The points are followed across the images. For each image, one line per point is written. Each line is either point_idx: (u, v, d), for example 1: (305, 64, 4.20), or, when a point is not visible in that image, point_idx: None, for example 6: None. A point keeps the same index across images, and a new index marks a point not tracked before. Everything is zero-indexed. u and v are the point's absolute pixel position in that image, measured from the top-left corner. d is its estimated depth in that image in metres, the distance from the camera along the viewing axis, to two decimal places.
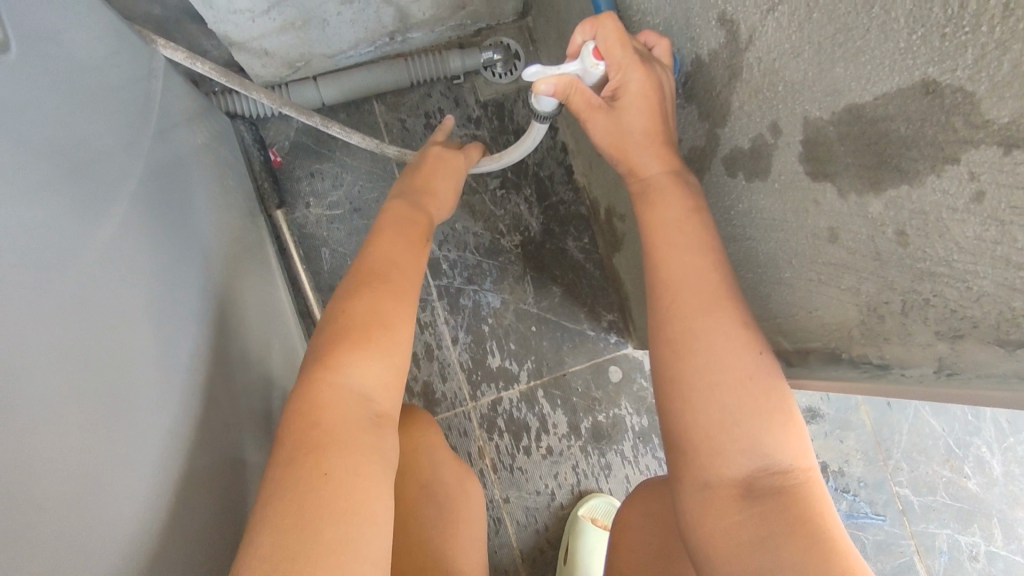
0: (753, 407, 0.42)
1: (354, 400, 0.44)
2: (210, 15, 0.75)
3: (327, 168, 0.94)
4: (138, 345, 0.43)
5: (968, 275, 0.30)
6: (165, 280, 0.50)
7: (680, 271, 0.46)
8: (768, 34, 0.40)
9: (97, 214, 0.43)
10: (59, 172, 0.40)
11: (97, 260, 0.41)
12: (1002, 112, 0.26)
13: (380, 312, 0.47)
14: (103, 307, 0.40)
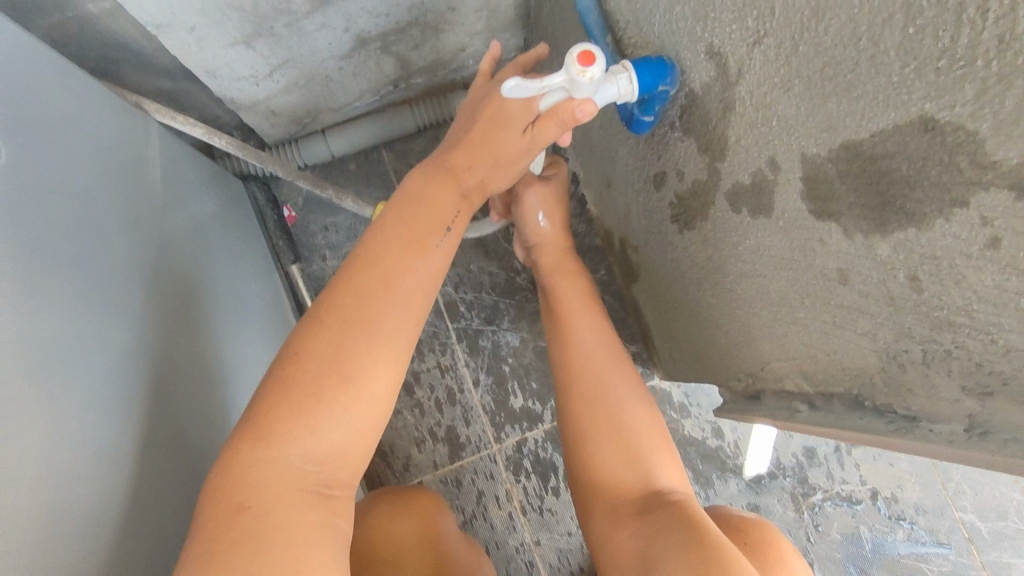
0: (632, 434, 0.54)
1: (317, 451, 0.43)
2: (214, 84, 0.76)
3: (340, 220, 0.95)
4: (99, 434, 0.43)
5: (991, 326, 0.27)
6: (135, 356, 0.49)
7: (580, 333, 0.60)
8: (757, 68, 0.37)
9: (73, 305, 0.43)
10: (33, 269, 0.41)
11: (24, 340, 0.38)
12: (1010, 152, 0.23)
13: (360, 353, 0.45)
14: (61, 402, 0.40)
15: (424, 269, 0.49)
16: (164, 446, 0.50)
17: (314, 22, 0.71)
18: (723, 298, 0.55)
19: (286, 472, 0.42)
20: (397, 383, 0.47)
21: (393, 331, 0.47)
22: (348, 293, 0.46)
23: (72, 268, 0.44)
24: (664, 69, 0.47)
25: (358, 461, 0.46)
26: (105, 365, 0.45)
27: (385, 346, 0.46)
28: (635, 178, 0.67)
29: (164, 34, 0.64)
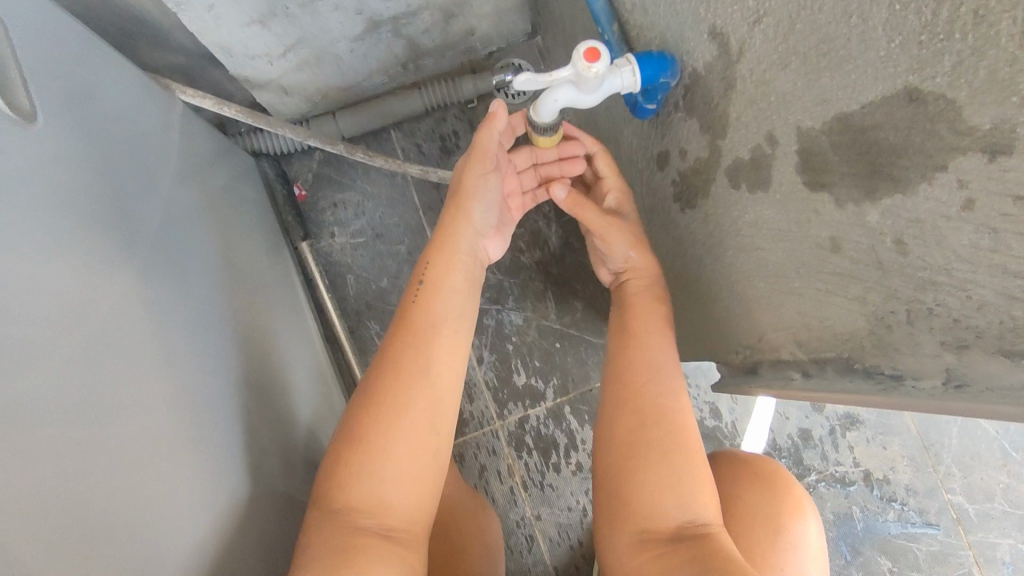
0: (683, 453, 0.52)
1: (368, 501, 0.46)
2: (230, 62, 0.78)
3: (349, 198, 0.97)
4: (161, 386, 0.45)
5: (968, 284, 0.29)
6: (169, 314, 0.50)
7: (639, 349, 0.59)
8: (756, 46, 0.39)
9: (116, 263, 0.45)
10: (83, 224, 0.43)
11: (79, 284, 0.40)
12: (983, 119, 0.25)
13: (383, 424, 0.48)
14: (127, 350, 0.43)
15: (429, 340, 0.54)
16: (215, 409, 0.52)
17: (328, 3, 0.73)
18: (723, 275, 0.57)
19: (340, 520, 0.45)
20: (439, 445, 0.50)
21: (418, 401, 0.50)
22: (376, 372, 0.52)
23: (106, 225, 0.46)
24: (665, 64, 0.50)
25: (416, 505, 0.48)
26: (150, 322, 0.47)
27: (408, 417, 0.49)
28: (639, 158, 0.69)
29: (183, 12, 0.66)
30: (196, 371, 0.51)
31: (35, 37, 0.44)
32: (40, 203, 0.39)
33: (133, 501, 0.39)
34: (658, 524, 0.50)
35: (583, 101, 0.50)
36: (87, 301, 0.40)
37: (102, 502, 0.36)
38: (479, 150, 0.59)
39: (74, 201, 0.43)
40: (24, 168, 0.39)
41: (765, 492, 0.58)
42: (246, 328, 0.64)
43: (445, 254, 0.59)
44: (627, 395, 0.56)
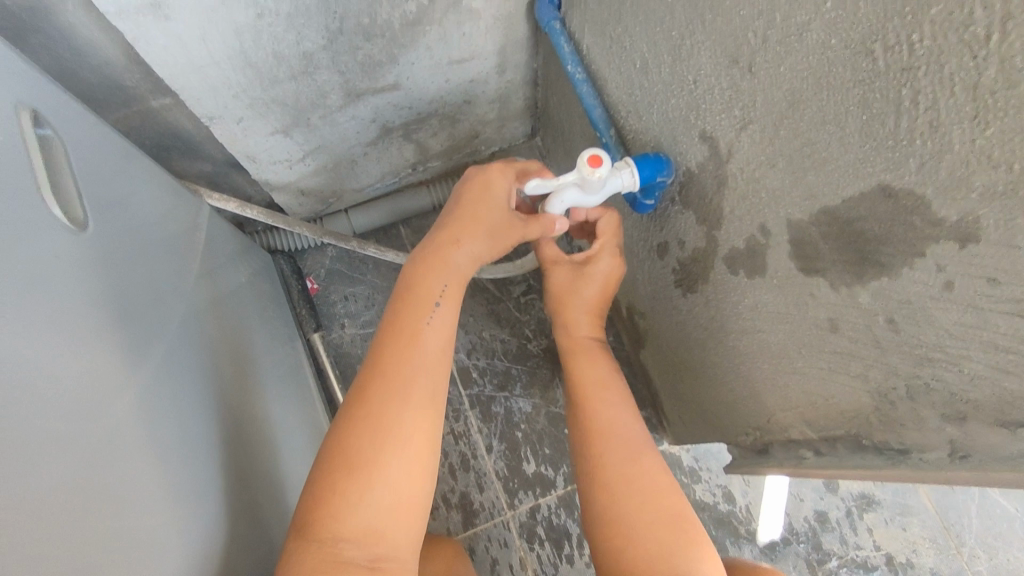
0: (664, 524, 0.50)
1: (351, 530, 0.42)
2: (252, 168, 0.83)
3: (360, 291, 1.00)
4: (180, 475, 0.46)
5: (961, 358, 0.31)
6: (192, 405, 0.52)
7: (603, 423, 0.58)
8: (744, 149, 0.44)
9: (146, 355, 0.47)
10: (121, 320, 0.45)
11: (114, 373, 0.42)
12: (952, 211, 0.28)
13: (371, 443, 0.44)
14: (151, 438, 0.44)
15: (420, 355, 0.49)
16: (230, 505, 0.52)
17: (347, 114, 0.80)
18: (728, 357, 0.59)
19: (321, 552, 0.41)
20: (427, 465, 0.46)
21: (408, 416, 0.46)
22: (361, 384, 0.48)
23: (140, 320, 0.48)
24: (662, 165, 0.54)
25: (403, 537, 0.44)
26: (172, 418, 0.48)
27: (397, 436, 0.45)
28: (640, 248, 0.73)
29: (215, 125, 0.72)
30: (212, 466, 0.52)
31: (88, 153, 0.49)
32: (69, 305, 0.40)
33: None
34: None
35: (586, 202, 0.55)
36: (104, 397, 0.40)
37: None
38: (537, 222, 0.56)
39: (111, 301, 0.45)
40: (60, 274, 0.40)
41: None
42: (261, 420, 0.65)
43: (445, 270, 0.53)
44: (596, 464, 0.55)
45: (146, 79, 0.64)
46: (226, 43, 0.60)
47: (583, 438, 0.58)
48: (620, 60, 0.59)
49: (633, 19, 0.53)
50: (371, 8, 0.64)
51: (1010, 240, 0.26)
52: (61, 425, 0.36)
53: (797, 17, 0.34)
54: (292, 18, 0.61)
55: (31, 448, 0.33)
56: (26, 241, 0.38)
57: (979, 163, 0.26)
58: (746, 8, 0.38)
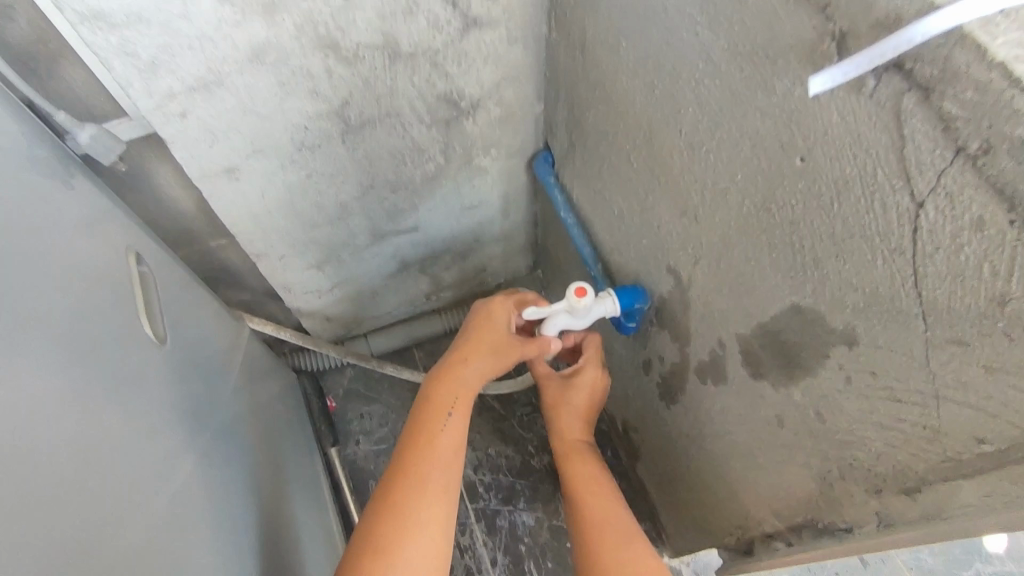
0: None
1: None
2: (287, 297, 0.95)
3: (374, 408, 1.08)
4: (227, 559, 0.53)
5: (867, 440, 0.39)
6: (239, 501, 0.59)
7: (598, 515, 0.63)
8: (699, 278, 0.54)
9: (202, 453, 0.55)
10: (186, 420, 0.54)
11: (179, 463, 0.50)
12: (839, 323, 0.38)
13: (392, 533, 0.51)
14: (206, 523, 0.51)
15: (436, 455, 0.56)
16: None
17: (372, 250, 0.93)
18: (707, 461, 0.66)
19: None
20: (442, 553, 0.52)
21: (425, 510, 0.53)
22: (385, 482, 0.55)
23: (200, 422, 0.57)
24: (637, 293, 0.65)
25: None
26: (221, 510, 0.55)
27: (415, 527, 0.52)
28: (629, 365, 0.82)
29: (262, 261, 0.84)
30: (253, 554, 0.57)
31: (166, 284, 0.60)
32: (146, 405, 0.48)
33: None
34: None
35: (575, 326, 0.65)
36: (165, 486, 0.47)
37: None
38: (534, 342, 0.65)
39: (179, 404, 0.54)
40: (145, 379, 0.49)
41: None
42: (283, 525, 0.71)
43: (457, 383, 0.61)
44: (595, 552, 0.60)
45: (210, 225, 0.78)
46: (281, 196, 0.74)
47: (583, 529, 0.63)
48: (602, 208, 0.72)
49: (609, 178, 0.67)
50: (399, 168, 0.79)
51: (875, 342, 0.35)
52: (134, 504, 0.42)
53: (721, 184, 0.46)
54: (335, 176, 0.75)
55: (111, 521, 0.39)
56: (128, 351, 0.48)
57: (846, 287, 0.36)
58: (687, 176, 0.50)
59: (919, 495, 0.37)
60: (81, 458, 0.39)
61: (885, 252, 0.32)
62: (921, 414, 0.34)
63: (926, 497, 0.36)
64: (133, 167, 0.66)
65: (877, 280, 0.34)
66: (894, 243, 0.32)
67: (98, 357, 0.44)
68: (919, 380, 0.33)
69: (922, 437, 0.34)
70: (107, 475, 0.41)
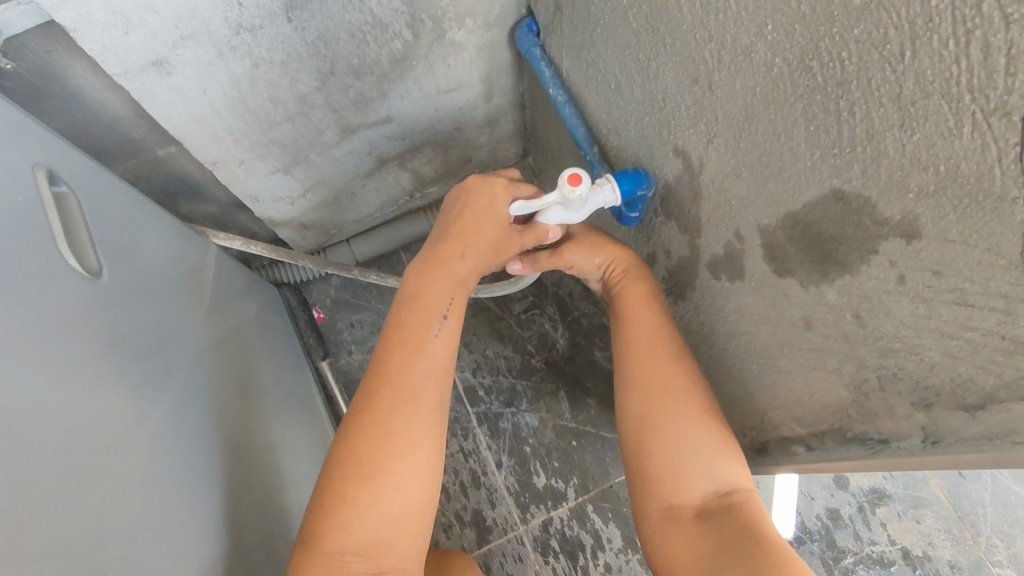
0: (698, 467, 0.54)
1: (356, 542, 0.43)
2: (256, 206, 0.87)
3: (365, 317, 1.03)
4: (194, 499, 0.49)
5: (918, 347, 0.33)
6: (204, 435, 0.55)
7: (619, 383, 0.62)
8: (712, 160, 0.46)
9: (159, 392, 0.50)
10: (135, 357, 0.49)
11: (130, 407, 0.45)
12: (893, 211, 0.30)
13: (378, 452, 0.45)
14: (166, 466, 0.47)
15: (428, 363, 0.50)
16: (235, 531, 0.54)
17: (342, 148, 0.83)
18: (719, 358, 0.60)
19: (328, 565, 0.43)
20: (433, 473, 0.47)
21: (416, 428, 0.47)
22: (368, 392, 0.48)
23: (154, 357, 0.51)
24: (640, 178, 0.57)
25: (408, 546, 0.46)
26: (183, 450, 0.50)
27: (404, 446, 0.46)
28: None
29: (219, 168, 0.75)
30: (219, 495, 0.54)
31: (101, 204, 0.52)
32: (74, 359, 0.41)
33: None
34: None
35: (571, 219, 0.56)
36: (115, 439, 0.42)
37: None
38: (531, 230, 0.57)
39: (124, 343, 0.48)
40: (74, 321, 0.43)
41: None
42: (268, 450, 0.67)
43: (452, 281, 0.54)
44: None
45: (152, 131, 0.68)
46: (225, 92, 0.64)
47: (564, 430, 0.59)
48: (597, 81, 0.62)
49: (604, 43, 0.56)
50: (360, 49, 0.68)
51: (945, 235, 0.28)
52: (61, 482, 0.36)
53: (744, 39, 0.36)
54: (286, 64, 0.64)
55: (35, 497, 0.34)
56: (46, 293, 0.41)
57: (910, 165, 0.28)
58: (701, 32, 0.40)
59: (981, 414, 0.32)
60: None
61: (977, 114, 0.24)
62: (999, 322, 0.28)
63: (989, 416, 0.32)
64: (39, 65, 0.55)
65: (957, 152, 0.26)
66: (993, 101, 0.23)
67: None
68: (1004, 281, 0.27)
69: (997, 347, 0.29)
70: (16, 462, 0.34)
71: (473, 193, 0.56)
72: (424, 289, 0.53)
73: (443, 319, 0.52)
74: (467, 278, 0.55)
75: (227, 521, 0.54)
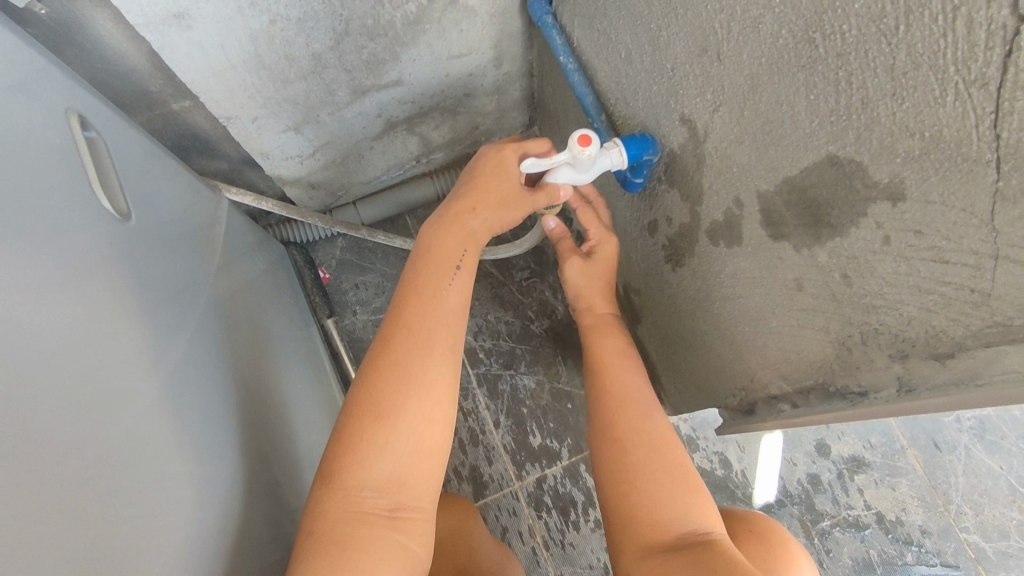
0: (676, 477, 0.54)
1: (373, 478, 0.46)
2: (267, 163, 0.89)
3: (369, 279, 1.06)
4: (211, 434, 0.53)
5: (898, 303, 0.36)
6: (218, 378, 0.57)
7: (621, 379, 0.63)
8: (717, 128, 0.48)
9: (178, 333, 0.53)
10: (156, 299, 0.51)
11: (153, 345, 0.48)
12: (883, 174, 0.33)
13: (395, 394, 0.48)
14: (185, 401, 0.50)
15: (442, 312, 0.53)
16: (249, 469, 0.58)
17: (352, 109, 0.84)
18: (714, 323, 0.63)
19: (346, 499, 0.45)
20: (447, 414, 0.50)
21: (432, 372, 0.50)
22: (385, 338, 0.51)
23: (172, 300, 0.54)
24: (647, 143, 0.59)
25: (422, 484, 0.48)
26: (199, 389, 0.53)
27: (420, 388, 0.49)
28: (633, 227, 0.78)
29: (232, 124, 0.77)
30: (233, 435, 0.56)
31: (124, 151, 0.55)
32: (103, 298, 0.44)
33: (198, 524, 0.47)
34: (657, 537, 0.50)
35: (580, 179, 0.59)
36: (141, 371, 0.45)
37: (175, 523, 0.44)
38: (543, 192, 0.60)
39: (145, 288, 0.50)
40: (103, 261, 0.45)
41: (762, 546, 0.53)
42: (277, 397, 0.70)
43: (464, 235, 0.57)
44: (610, 423, 0.60)
45: (168, 85, 0.69)
46: (243, 48, 0.65)
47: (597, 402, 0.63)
48: (608, 51, 0.63)
49: (617, 12, 0.58)
50: (375, 10, 0.69)
51: (926, 197, 0.31)
52: (97, 406, 0.40)
53: (753, 11, 0.38)
54: (302, 22, 0.65)
55: (77, 417, 0.38)
56: (75, 234, 0.43)
57: (898, 132, 0.31)
58: (712, 3, 0.42)
59: (950, 362, 0.36)
60: (36, 359, 0.36)
61: (959, 85, 0.27)
62: (969, 276, 0.31)
63: (957, 363, 0.35)
64: (63, 13, 0.56)
65: (940, 120, 0.29)
66: (974, 72, 0.26)
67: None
68: (975, 239, 0.30)
69: (966, 300, 0.32)
70: (57, 383, 0.37)
71: (485, 156, 0.59)
72: (439, 245, 0.56)
73: (456, 273, 0.55)
74: (480, 235, 0.58)
75: (241, 458, 0.57)
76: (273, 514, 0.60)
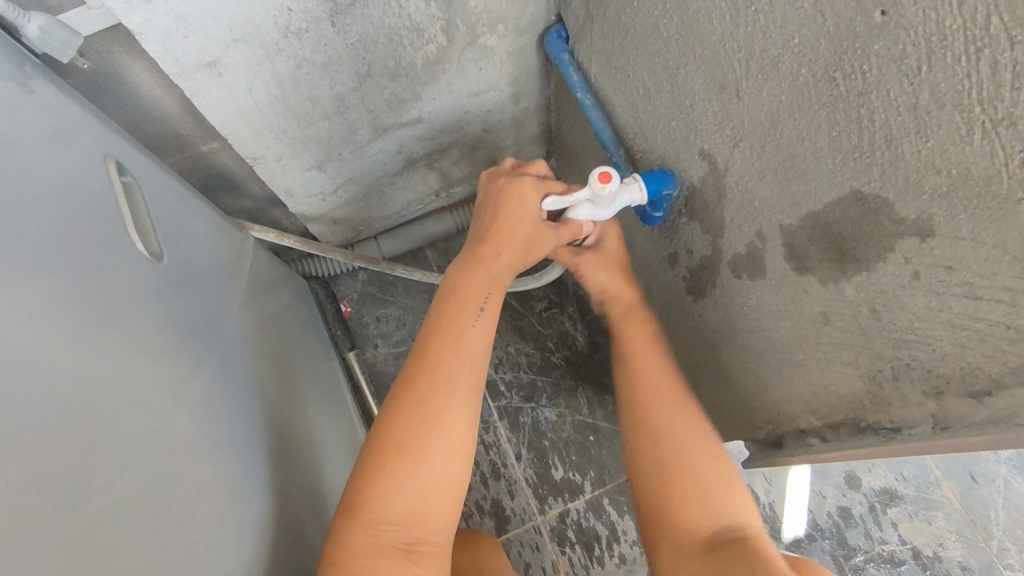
0: None
1: (394, 512, 0.46)
2: (291, 201, 0.91)
3: (390, 312, 1.06)
4: (242, 472, 0.53)
5: (931, 339, 0.36)
6: (247, 415, 0.58)
7: None
8: (737, 163, 0.48)
9: (207, 371, 0.54)
10: (188, 338, 0.52)
11: (186, 383, 0.49)
12: (910, 211, 0.33)
13: (416, 430, 0.48)
14: (215, 438, 0.51)
15: (464, 351, 0.53)
16: (278, 507, 0.58)
17: (374, 147, 0.86)
18: (737, 355, 0.63)
19: (366, 531, 0.45)
20: (466, 451, 0.50)
21: (450, 409, 0.49)
22: (408, 375, 0.51)
23: (201, 338, 0.55)
24: (666, 178, 0.59)
25: (440, 520, 0.47)
26: (229, 427, 0.54)
27: (440, 425, 0.49)
28: (653, 259, 0.78)
29: (259, 164, 0.79)
30: (262, 472, 0.56)
31: (156, 194, 0.56)
32: (138, 339, 0.45)
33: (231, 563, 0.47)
34: None
35: (601, 214, 0.59)
36: (173, 410, 0.46)
37: (210, 561, 0.44)
38: (567, 227, 0.61)
39: (177, 327, 0.51)
40: (138, 303, 0.46)
41: None
42: (302, 433, 0.71)
43: (488, 278, 0.58)
44: None
45: (198, 128, 0.71)
46: (269, 92, 0.67)
47: None
48: (626, 88, 0.64)
49: (634, 51, 0.59)
50: (397, 53, 0.71)
51: (956, 233, 0.31)
52: (136, 445, 0.40)
53: (772, 50, 0.39)
54: (326, 66, 0.67)
55: (119, 457, 0.38)
56: (113, 277, 0.44)
57: (925, 169, 0.31)
58: (730, 42, 0.43)
59: (989, 399, 0.35)
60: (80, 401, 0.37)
61: (986, 123, 0.27)
62: (1004, 313, 0.31)
63: (995, 401, 0.35)
64: (103, 65, 0.59)
65: (967, 157, 0.29)
66: (1000, 111, 0.26)
67: (26, 288, 0.36)
68: (1009, 275, 0.29)
69: (1002, 336, 0.32)
70: (100, 424, 0.38)
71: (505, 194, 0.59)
72: (462, 287, 0.57)
73: (475, 311, 0.55)
74: (501, 277, 0.59)
75: (270, 496, 0.57)
76: (301, 551, 0.60)
